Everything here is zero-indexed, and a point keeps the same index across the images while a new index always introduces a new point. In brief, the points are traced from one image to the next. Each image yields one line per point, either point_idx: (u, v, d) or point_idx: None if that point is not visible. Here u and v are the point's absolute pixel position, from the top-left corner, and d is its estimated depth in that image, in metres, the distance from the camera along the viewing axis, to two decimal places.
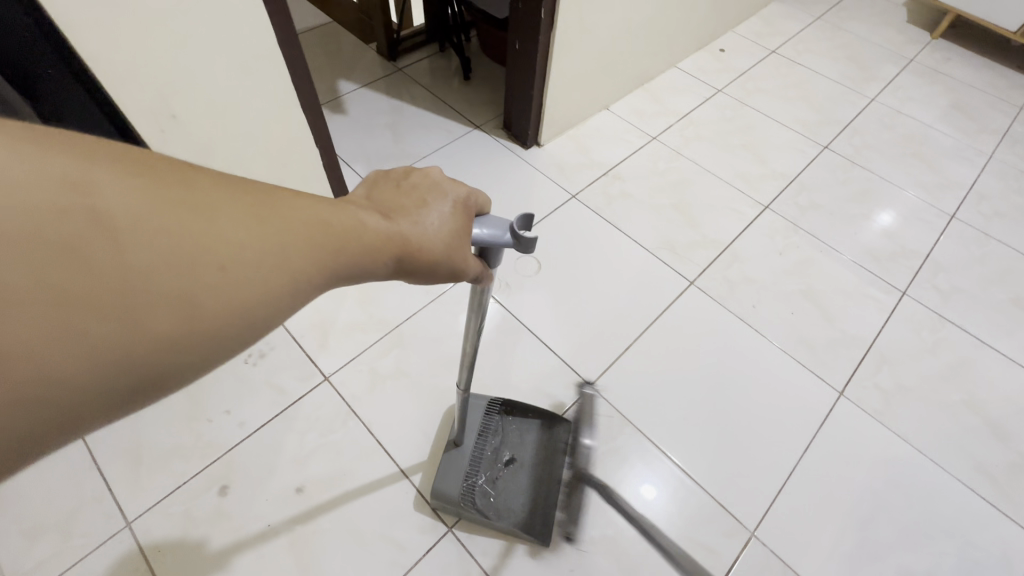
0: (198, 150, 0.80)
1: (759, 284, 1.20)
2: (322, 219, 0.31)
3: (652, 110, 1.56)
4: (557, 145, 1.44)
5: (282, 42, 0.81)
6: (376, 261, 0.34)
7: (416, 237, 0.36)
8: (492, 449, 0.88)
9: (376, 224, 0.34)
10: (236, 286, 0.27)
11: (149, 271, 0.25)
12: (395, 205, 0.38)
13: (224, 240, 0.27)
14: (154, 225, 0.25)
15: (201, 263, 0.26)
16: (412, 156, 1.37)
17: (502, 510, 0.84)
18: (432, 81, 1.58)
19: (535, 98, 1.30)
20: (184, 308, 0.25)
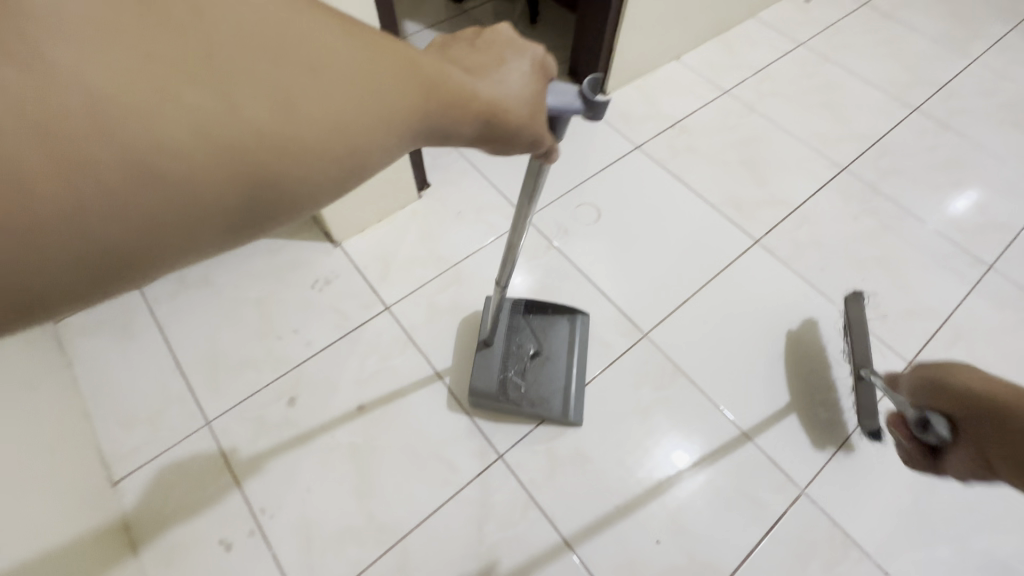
0: None
1: (829, 248, 1.15)
2: (415, 58, 0.31)
3: (726, 62, 1.48)
4: (623, 95, 1.39)
5: None
6: (461, 116, 0.34)
7: (500, 102, 0.36)
8: (519, 343, 0.93)
9: (458, 81, 0.33)
10: (335, 109, 0.26)
11: (252, 84, 0.24)
12: (474, 65, 0.37)
13: (322, 60, 0.26)
14: (255, 39, 0.25)
15: (302, 83, 0.25)
16: None
17: (533, 398, 0.90)
18: (497, 25, 1.54)
19: (606, 43, 1.25)
20: (280, 122, 0.25)
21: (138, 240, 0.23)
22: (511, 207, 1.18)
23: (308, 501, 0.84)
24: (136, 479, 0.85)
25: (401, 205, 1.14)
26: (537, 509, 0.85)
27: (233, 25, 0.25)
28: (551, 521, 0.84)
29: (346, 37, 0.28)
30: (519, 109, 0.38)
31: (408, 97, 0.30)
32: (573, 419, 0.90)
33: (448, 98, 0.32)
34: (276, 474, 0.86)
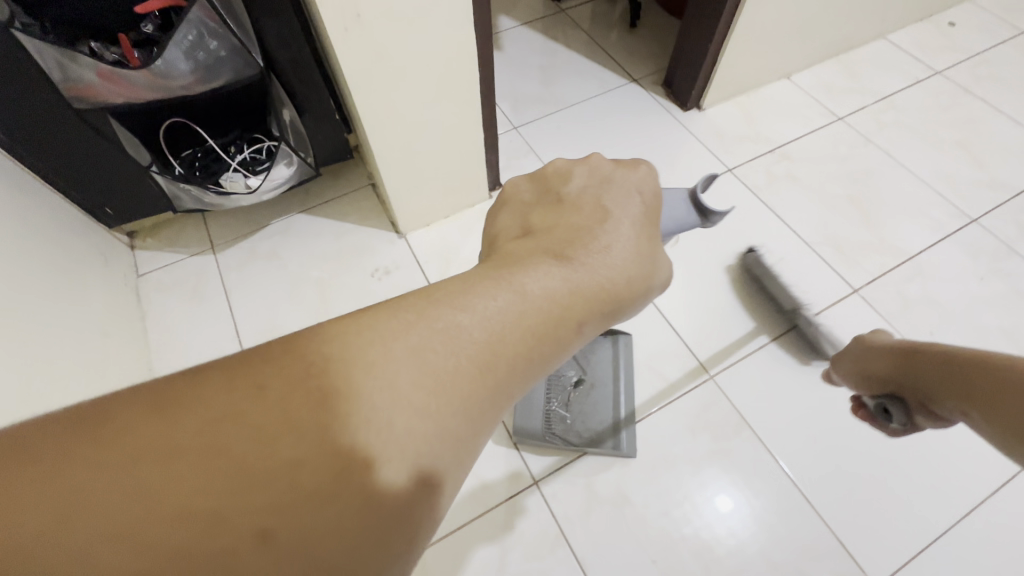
0: (367, 61, 0.73)
1: (944, 309, 0.99)
2: (493, 310, 0.29)
3: (844, 85, 1.33)
4: (720, 111, 1.28)
5: None
6: (569, 322, 0.32)
7: (602, 280, 0.34)
8: (561, 373, 0.91)
9: (555, 289, 0.32)
10: (440, 394, 0.26)
11: (347, 440, 0.23)
12: (571, 238, 0.36)
13: (409, 383, 0.25)
14: (322, 416, 0.24)
15: (402, 396, 0.25)
16: (559, 102, 1.30)
17: (580, 431, 0.86)
18: (594, 27, 1.47)
19: (709, 54, 1.15)
20: (378, 454, 0.24)
21: None
22: None
23: None
24: None
25: (469, 203, 1.12)
26: (566, 548, 0.79)
27: (301, 380, 0.24)
28: (579, 563, 0.78)
29: (419, 322, 0.27)
30: (637, 264, 0.36)
31: (515, 340, 0.29)
32: (624, 450, 0.84)
33: (559, 314, 0.31)
34: None
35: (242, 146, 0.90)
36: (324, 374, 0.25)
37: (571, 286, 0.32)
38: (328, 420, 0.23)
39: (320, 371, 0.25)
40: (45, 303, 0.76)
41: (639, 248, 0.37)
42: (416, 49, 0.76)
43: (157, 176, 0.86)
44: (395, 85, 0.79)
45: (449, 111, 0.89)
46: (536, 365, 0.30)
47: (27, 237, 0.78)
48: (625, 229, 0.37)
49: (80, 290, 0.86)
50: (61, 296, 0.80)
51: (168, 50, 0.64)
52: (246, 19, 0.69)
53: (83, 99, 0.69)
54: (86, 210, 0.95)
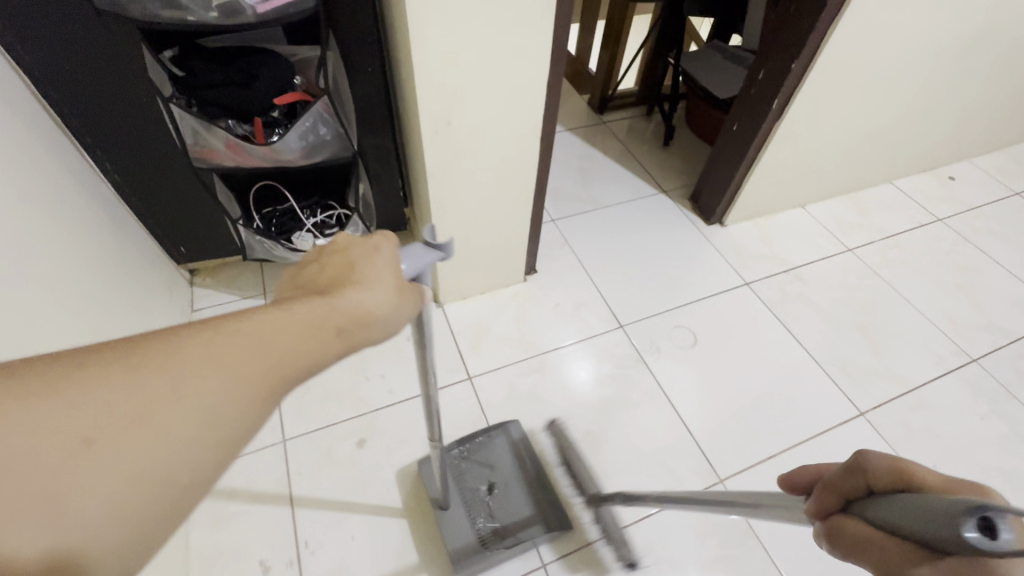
0: (447, 158, 0.84)
1: (947, 443, 1.03)
2: (234, 327, 0.35)
3: (853, 220, 1.46)
4: (740, 230, 1.40)
5: (550, 72, 0.80)
6: (319, 340, 0.37)
7: (359, 310, 0.40)
8: (469, 486, 0.89)
9: (304, 313, 0.38)
10: (170, 403, 0.31)
11: (54, 449, 0.28)
12: (333, 283, 0.42)
13: (134, 394, 0.30)
14: (59, 433, 0.28)
15: (101, 408, 0.29)
16: (594, 202, 1.43)
17: (512, 533, 0.84)
18: (630, 140, 1.64)
19: (735, 179, 1.28)
20: (106, 456, 0.28)
21: None
22: (610, 312, 1.19)
23: (349, 550, 0.85)
24: None
25: (506, 283, 1.21)
26: None
27: (7, 398, 0.28)
28: None
29: (142, 348, 0.32)
30: (382, 303, 0.42)
31: (249, 365, 0.34)
32: (558, 529, 0.84)
33: (312, 336, 0.37)
34: (330, 513, 0.88)
35: (316, 211, 1.00)
36: (65, 394, 0.29)
37: (325, 316, 0.38)
38: (62, 435, 0.28)
39: (32, 391, 0.29)
40: (112, 318, 0.83)
41: (385, 294, 0.42)
42: (490, 154, 0.88)
43: (240, 229, 0.96)
44: (465, 181, 0.90)
45: (505, 205, 1.00)
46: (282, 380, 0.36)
47: (115, 261, 0.88)
48: (375, 275, 0.43)
49: (143, 315, 0.93)
50: (125, 317, 0.87)
51: (289, 134, 0.76)
52: (346, 98, 0.84)
53: (203, 160, 0.80)
54: (164, 244, 1.04)
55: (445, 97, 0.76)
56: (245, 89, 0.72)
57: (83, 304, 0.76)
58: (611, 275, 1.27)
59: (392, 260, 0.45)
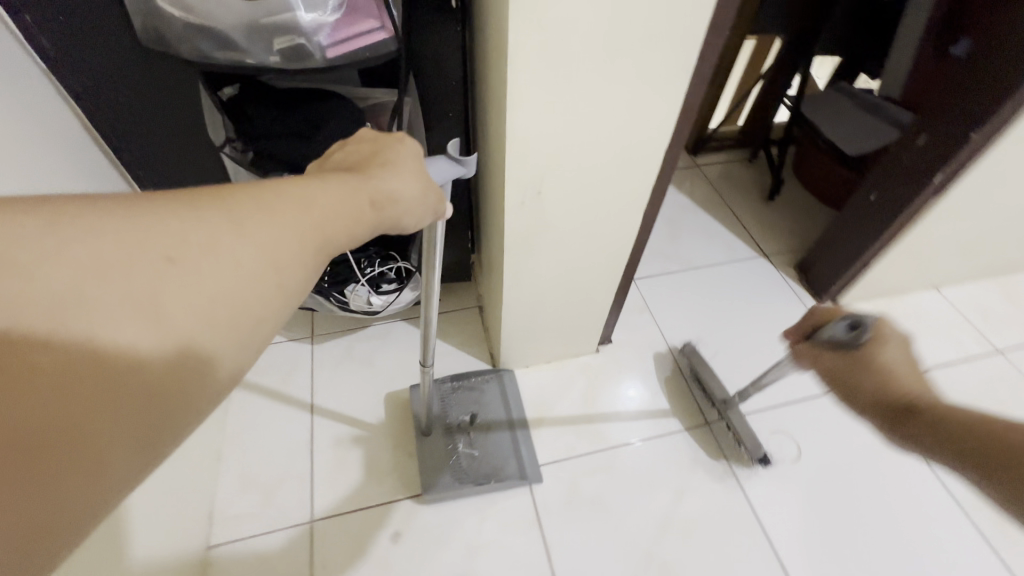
0: (532, 230, 0.71)
1: None
2: (285, 186, 0.31)
3: (1003, 313, 1.20)
4: (858, 313, 1.18)
5: (671, 138, 0.65)
6: (365, 215, 0.34)
7: (395, 192, 0.37)
8: (451, 419, 0.94)
9: (347, 183, 0.34)
10: (230, 239, 0.28)
11: (111, 281, 0.24)
12: (364, 163, 0.39)
13: (193, 236, 0.27)
14: (114, 262, 0.25)
15: (154, 244, 0.26)
16: (683, 263, 1.25)
17: (487, 472, 0.89)
18: (727, 188, 1.43)
19: (864, 257, 1.07)
20: (171, 289, 0.25)
21: (82, 496, 0.22)
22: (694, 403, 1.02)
23: None
24: (229, 551, 0.82)
25: (576, 353, 1.05)
26: None
27: (36, 235, 0.24)
28: None
29: (190, 193, 0.28)
30: (414, 187, 0.39)
31: (311, 222, 0.31)
32: (531, 479, 0.90)
33: (361, 209, 0.34)
34: None
35: (375, 262, 0.88)
36: (113, 234, 0.25)
37: (367, 188, 0.35)
38: (118, 266, 0.25)
39: (68, 231, 0.25)
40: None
41: (411, 180, 0.38)
42: (583, 225, 0.73)
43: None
44: (548, 254, 0.76)
45: (590, 278, 0.85)
46: (336, 243, 0.33)
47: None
48: (397, 161, 0.39)
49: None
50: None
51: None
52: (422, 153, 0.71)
53: None
54: None
55: (540, 164, 0.62)
56: (305, 140, 0.60)
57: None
58: None
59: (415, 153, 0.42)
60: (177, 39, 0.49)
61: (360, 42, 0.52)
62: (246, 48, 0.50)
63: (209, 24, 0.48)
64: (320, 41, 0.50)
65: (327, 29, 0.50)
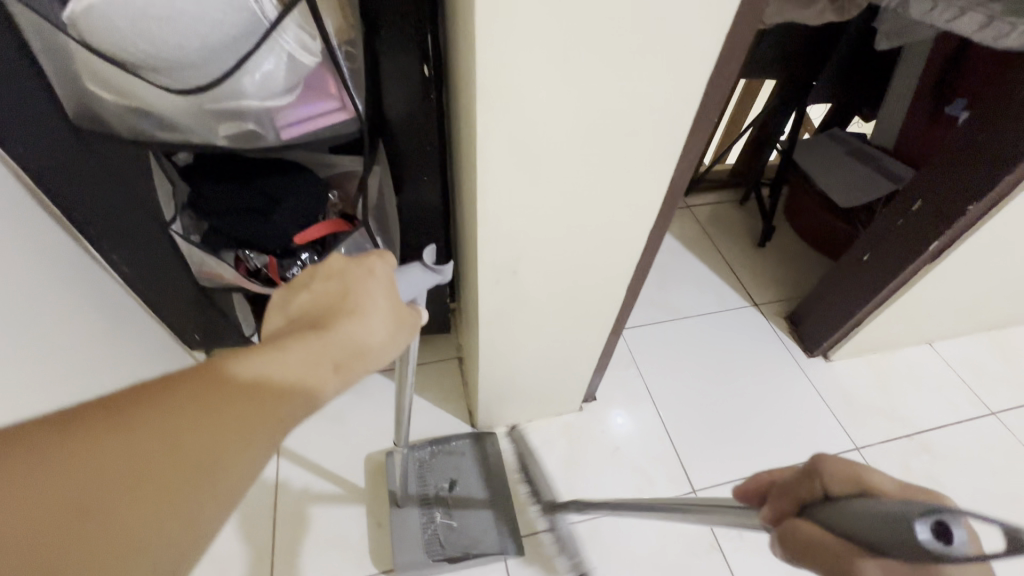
0: (508, 306, 0.67)
1: None
2: (249, 361, 0.35)
3: (998, 370, 1.17)
4: (851, 369, 1.14)
5: (657, 217, 0.61)
6: (326, 371, 0.38)
7: (358, 340, 0.40)
8: (429, 486, 0.89)
9: (308, 345, 0.38)
10: (201, 431, 0.32)
11: (96, 493, 0.28)
12: (330, 308, 0.42)
13: (166, 436, 0.31)
14: (100, 475, 0.29)
15: (136, 449, 0.30)
16: (671, 312, 1.21)
17: (467, 542, 0.84)
18: (719, 231, 1.40)
19: (856, 316, 1.04)
20: (146, 494, 0.29)
21: None
22: (680, 468, 0.98)
23: None
24: None
25: (558, 412, 1.01)
26: None
27: (32, 454, 0.28)
28: None
29: (162, 387, 0.32)
30: (377, 330, 0.42)
31: (271, 395, 0.35)
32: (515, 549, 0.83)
33: (323, 367, 0.37)
34: None
35: None
36: (96, 442, 0.29)
37: (328, 346, 0.38)
38: (102, 478, 0.29)
39: (58, 442, 0.29)
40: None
41: (385, 322, 0.43)
42: (563, 300, 0.69)
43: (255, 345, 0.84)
44: (525, 327, 0.72)
45: (571, 347, 0.81)
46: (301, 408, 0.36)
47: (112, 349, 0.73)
48: (375, 295, 0.43)
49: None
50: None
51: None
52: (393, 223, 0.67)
53: (210, 281, 0.65)
54: (177, 333, 0.90)
55: (515, 248, 0.58)
56: (264, 221, 0.56)
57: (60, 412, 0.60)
58: (684, 416, 1.05)
59: (384, 287, 0.45)
60: (113, 118, 0.45)
61: (320, 123, 0.48)
62: (190, 129, 0.45)
63: (144, 107, 0.43)
64: (275, 124, 0.46)
65: (282, 111, 0.46)
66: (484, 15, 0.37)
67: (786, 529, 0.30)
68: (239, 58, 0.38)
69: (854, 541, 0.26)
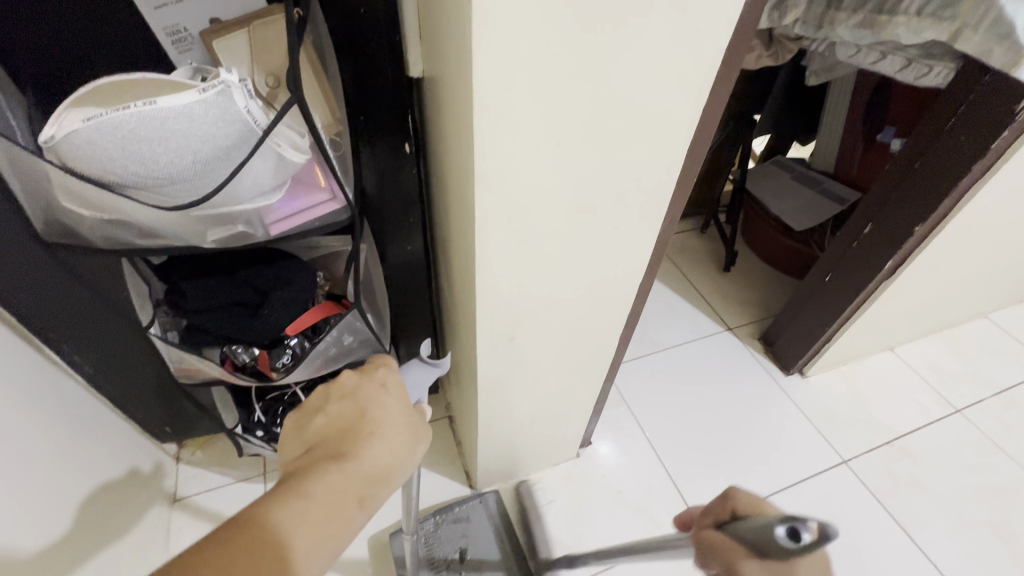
0: (506, 369, 0.66)
1: None
2: (290, 513, 0.38)
3: (955, 369, 1.24)
4: (826, 383, 1.19)
5: (645, 272, 0.62)
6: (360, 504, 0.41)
7: (384, 463, 0.43)
8: (441, 556, 0.86)
9: (340, 482, 0.41)
10: None
11: None
12: (350, 432, 0.44)
13: None
14: None
15: None
16: (652, 347, 1.24)
17: None
18: (685, 260, 1.45)
19: (826, 332, 1.10)
20: None
21: None
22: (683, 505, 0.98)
23: None
24: None
25: (556, 462, 0.99)
26: None
27: None
28: None
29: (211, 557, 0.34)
30: (399, 447, 0.44)
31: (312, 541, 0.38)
32: None
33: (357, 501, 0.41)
34: None
35: None
36: None
37: (358, 480, 0.41)
38: None
39: None
40: (64, 549, 0.61)
41: (401, 442, 0.45)
42: (559, 357, 0.69)
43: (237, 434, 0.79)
44: (524, 387, 0.71)
45: (568, 399, 0.80)
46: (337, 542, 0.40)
47: (72, 455, 0.66)
48: (388, 417, 0.45)
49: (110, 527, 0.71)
50: (74, 544, 0.63)
51: (301, 363, 0.57)
52: (382, 297, 0.66)
53: (188, 374, 0.61)
54: (147, 429, 0.84)
55: (512, 314, 0.58)
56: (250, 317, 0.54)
57: (21, 543, 0.54)
58: (680, 450, 1.05)
59: (399, 398, 0.47)
60: (88, 231, 0.43)
61: (313, 215, 0.48)
62: (177, 235, 0.44)
63: (125, 221, 0.41)
64: (266, 222, 0.46)
65: (274, 208, 0.46)
66: (478, 109, 0.38)
67: (703, 543, 0.39)
68: (232, 169, 0.38)
69: (743, 545, 0.35)
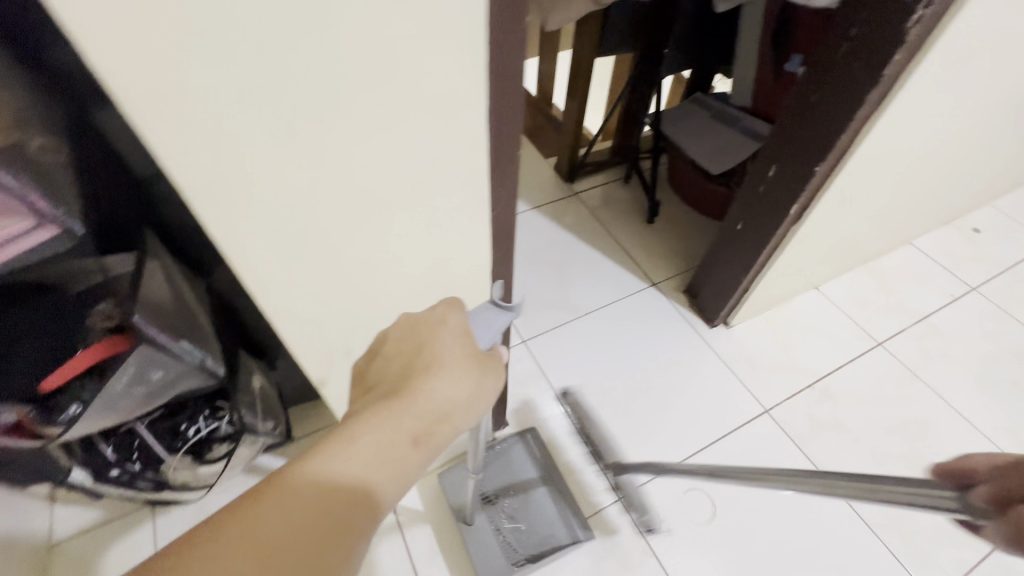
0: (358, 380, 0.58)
1: None
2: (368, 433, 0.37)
3: (879, 303, 1.23)
4: (751, 331, 1.16)
5: (495, 257, 0.55)
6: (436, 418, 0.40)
7: (455, 381, 0.42)
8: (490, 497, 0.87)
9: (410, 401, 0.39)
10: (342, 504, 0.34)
11: None
12: (415, 357, 0.43)
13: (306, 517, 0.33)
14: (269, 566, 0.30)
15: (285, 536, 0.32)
16: (573, 312, 1.18)
17: (546, 539, 0.84)
18: (608, 215, 1.38)
19: (744, 281, 1.05)
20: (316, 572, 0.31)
21: None
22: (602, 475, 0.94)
23: None
24: None
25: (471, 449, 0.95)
26: None
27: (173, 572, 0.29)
28: None
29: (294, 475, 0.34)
30: (466, 367, 0.43)
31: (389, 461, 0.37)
32: (584, 536, 0.84)
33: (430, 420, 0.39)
34: None
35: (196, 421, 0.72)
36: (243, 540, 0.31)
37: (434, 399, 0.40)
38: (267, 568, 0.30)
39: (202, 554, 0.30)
40: None
41: (470, 367, 0.43)
42: None
43: (75, 482, 0.68)
44: None
45: None
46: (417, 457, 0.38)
47: None
48: (449, 344, 0.43)
49: None
50: None
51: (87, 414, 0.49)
52: (195, 313, 0.57)
53: None
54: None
55: (338, 325, 0.50)
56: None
57: None
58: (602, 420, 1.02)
59: (459, 324, 0.45)
60: None
61: (25, 247, 0.38)
62: None
63: None
64: None
65: None
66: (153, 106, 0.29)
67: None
68: None
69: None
